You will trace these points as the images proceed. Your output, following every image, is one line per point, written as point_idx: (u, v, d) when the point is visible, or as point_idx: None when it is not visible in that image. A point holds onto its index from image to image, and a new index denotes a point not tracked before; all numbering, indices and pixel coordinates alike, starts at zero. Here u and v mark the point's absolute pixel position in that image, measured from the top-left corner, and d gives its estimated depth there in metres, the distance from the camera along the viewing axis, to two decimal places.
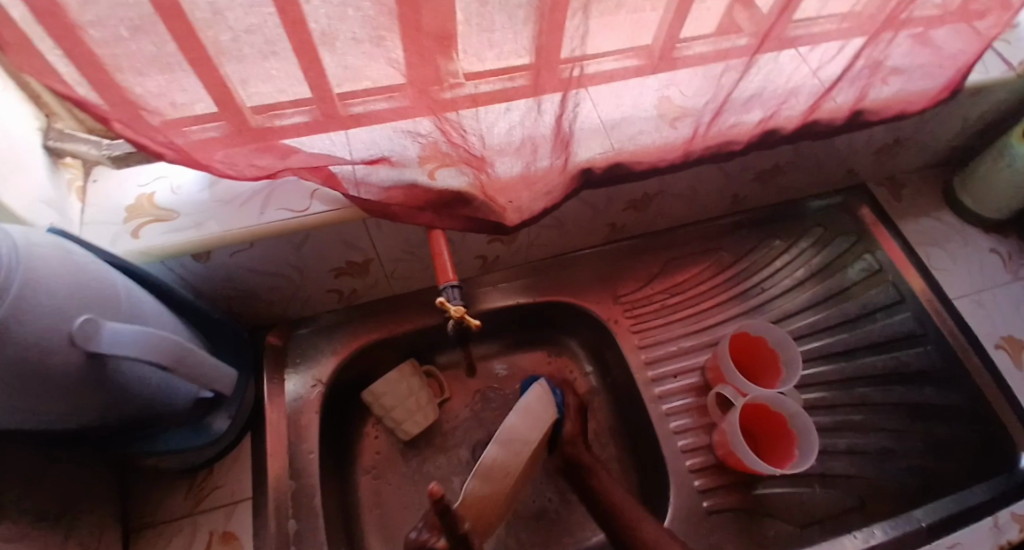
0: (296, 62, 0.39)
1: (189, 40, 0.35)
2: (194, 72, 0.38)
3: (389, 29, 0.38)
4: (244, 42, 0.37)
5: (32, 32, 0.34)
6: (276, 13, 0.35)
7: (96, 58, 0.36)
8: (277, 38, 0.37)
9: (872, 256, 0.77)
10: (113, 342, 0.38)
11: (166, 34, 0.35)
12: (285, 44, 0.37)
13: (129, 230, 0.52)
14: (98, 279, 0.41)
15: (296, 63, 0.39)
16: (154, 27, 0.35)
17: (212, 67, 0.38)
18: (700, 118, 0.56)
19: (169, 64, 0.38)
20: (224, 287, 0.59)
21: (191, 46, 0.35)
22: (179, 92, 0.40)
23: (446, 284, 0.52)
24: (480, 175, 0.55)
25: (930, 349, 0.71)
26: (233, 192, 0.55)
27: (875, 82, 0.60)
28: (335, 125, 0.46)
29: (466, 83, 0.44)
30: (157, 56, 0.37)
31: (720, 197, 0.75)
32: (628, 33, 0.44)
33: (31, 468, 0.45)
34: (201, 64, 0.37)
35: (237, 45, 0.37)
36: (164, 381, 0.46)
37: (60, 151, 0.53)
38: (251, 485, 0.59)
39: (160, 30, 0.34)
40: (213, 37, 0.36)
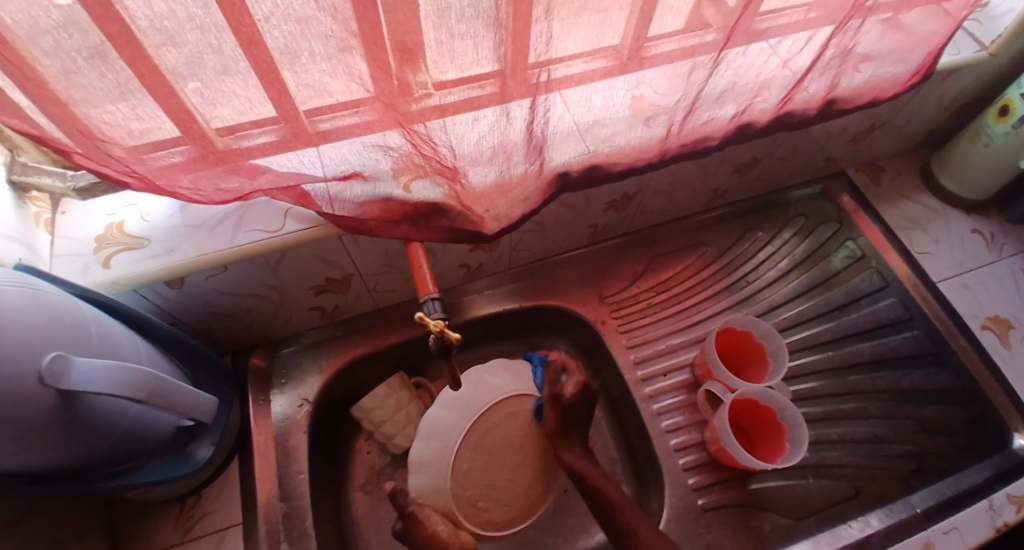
0: (256, 82, 0.38)
1: (143, 67, 0.34)
2: (153, 98, 0.37)
3: (349, 44, 0.37)
4: (201, 66, 0.36)
5: None
6: (233, 36, 0.34)
7: (50, 91, 0.35)
8: (235, 59, 0.36)
9: (853, 242, 0.78)
10: (84, 379, 0.38)
11: (119, 63, 0.34)
12: (243, 65, 0.37)
13: (99, 260, 0.51)
14: (64, 315, 0.40)
15: (256, 83, 0.38)
16: (106, 56, 0.34)
17: (170, 92, 0.37)
18: (672, 116, 0.56)
19: (126, 93, 0.37)
20: (201, 312, 0.58)
21: (146, 73, 0.35)
22: (139, 120, 0.40)
23: (426, 297, 0.51)
24: (455, 186, 0.55)
25: (917, 334, 0.72)
26: (204, 215, 0.54)
27: (847, 71, 0.59)
28: (303, 142, 0.46)
29: (434, 93, 0.43)
30: (113, 85, 0.36)
31: (700, 192, 0.75)
32: (595, 35, 0.44)
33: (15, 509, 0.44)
34: (159, 90, 0.36)
35: (194, 69, 0.36)
36: (140, 414, 0.46)
37: (25, 185, 0.52)
38: (240, 510, 0.58)
39: (113, 59, 0.34)
40: (168, 63, 0.35)
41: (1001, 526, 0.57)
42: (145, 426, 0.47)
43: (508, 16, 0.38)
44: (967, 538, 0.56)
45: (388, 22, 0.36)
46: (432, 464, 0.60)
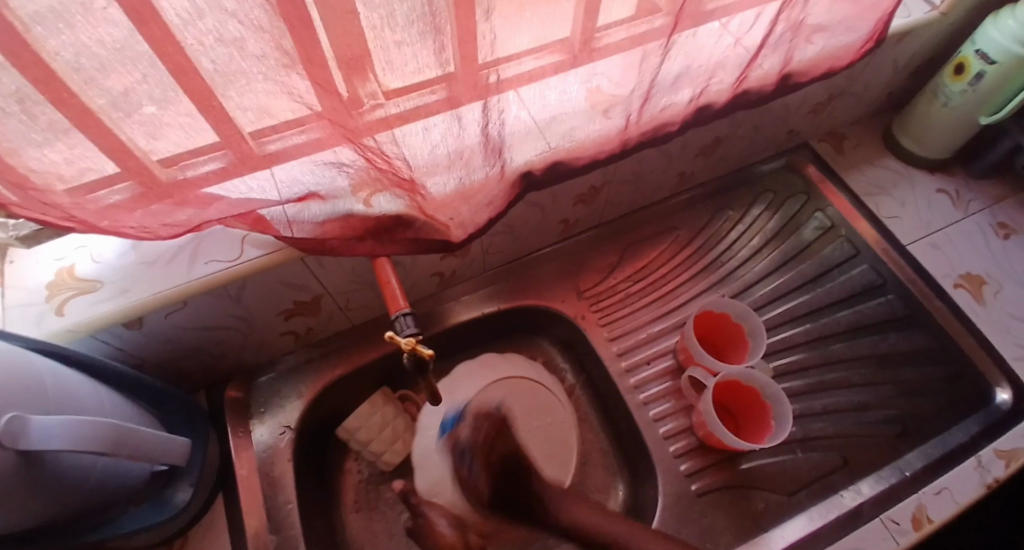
0: (194, 110, 0.36)
1: (69, 107, 0.32)
2: (85, 137, 0.35)
3: (287, 64, 0.36)
4: (131, 99, 0.34)
5: None
6: (161, 67, 0.32)
7: None
8: (167, 89, 0.34)
9: (822, 213, 0.79)
10: (43, 434, 0.36)
11: (43, 105, 0.32)
12: (177, 95, 0.35)
13: (52, 308, 0.48)
14: (17, 372, 0.38)
15: (194, 111, 0.36)
16: (27, 99, 0.32)
17: (102, 129, 0.35)
18: (629, 105, 0.55)
19: (55, 135, 0.35)
20: (167, 349, 0.56)
21: (73, 113, 0.33)
22: (74, 162, 0.38)
23: (397, 312, 0.50)
24: (416, 197, 0.53)
25: (891, 298, 0.73)
26: (158, 251, 0.52)
27: (799, 44, 0.59)
28: (252, 167, 0.44)
29: (385, 103, 0.42)
30: (40, 130, 0.34)
31: (668, 176, 0.74)
32: (542, 31, 0.43)
33: None
34: (90, 129, 0.34)
35: (123, 104, 0.34)
36: (109, 464, 0.44)
37: None
38: (231, 547, 0.57)
39: (34, 101, 0.32)
40: (96, 101, 0.33)
41: (992, 482, 0.58)
42: (116, 476, 0.45)
43: (449, 20, 0.37)
44: (958, 496, 0.57)
45: (325, 37, 0.34)
46: (429, 461, 0.60)
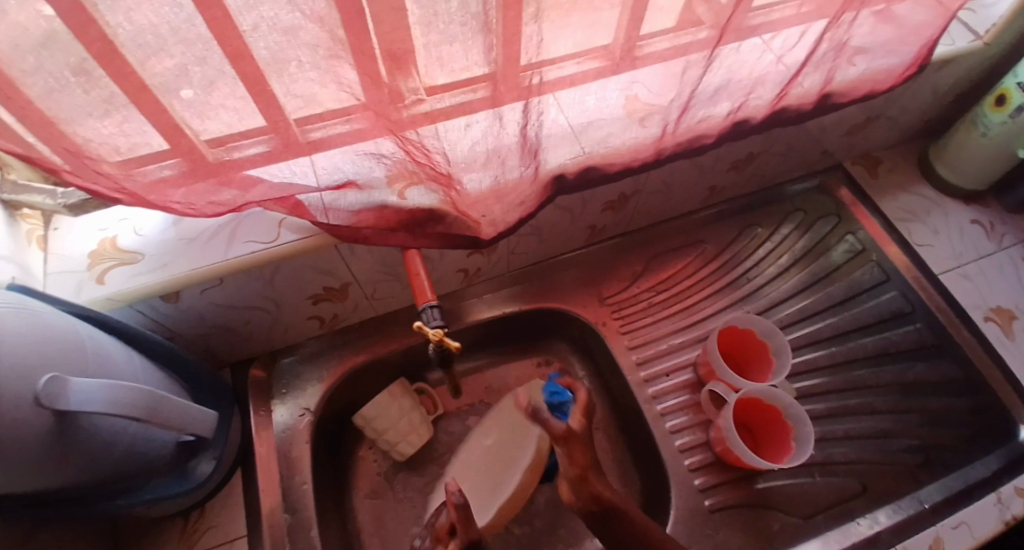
0: (245, 94, 0.38)
1: (128, 82, 0.34)
2: (140, 112, 0.37)
3: (337, 55, 0.37)
4: (186, 82, 0.36)
5: None
6: (218, 50, 0.34)
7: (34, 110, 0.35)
8: (222, 72, 0.36)
9: (853, 235, 0.78)
10: (82, 398, 0.37)
11: (105, 79, 0.34)
12: (231, 77, 0.36)
13: (94, 276, 0.50)
14: (59, 336, 0.39)
15: (245, 95, 0.38)
16: (92, 73, 0.33)
17: (157, 107, 0.36)
18: (667, 116, 0.55)
19: (109, 109, 0.36)
20: (200, 326, 0.58)
21: (133, 89, 0.34)
22: (128, 135, 0.39)
23: (424, 304, 0.50)
24: (450, 192, 0.54)
25: (920, 327, 0.72)
26: (197, 229, 0.53)
27: (841, 64, 0.59)
28: (293, 153, 0.46)
29: (426, 99, 0.43)
30: (96, 104, 0.36)
31: (698, 190, 0.74)
32: (585, 36, 0.44)
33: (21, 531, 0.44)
34: (146, 105, 0.36)
35: (180, 83, 0.36)
36: (141, 432, 0.45)
37: (16, 204, 0.51)
38: (245, 522, 0.58)
39: (98, 75, 0.33)
40: (155, 79, 0.34)
41: (1011, 519, 0.57)
42: (147, 444, 0.46)
43: (497, 22, 0.38)
44: (976, 531, 0.56)
45: (374, 29, 0.35)
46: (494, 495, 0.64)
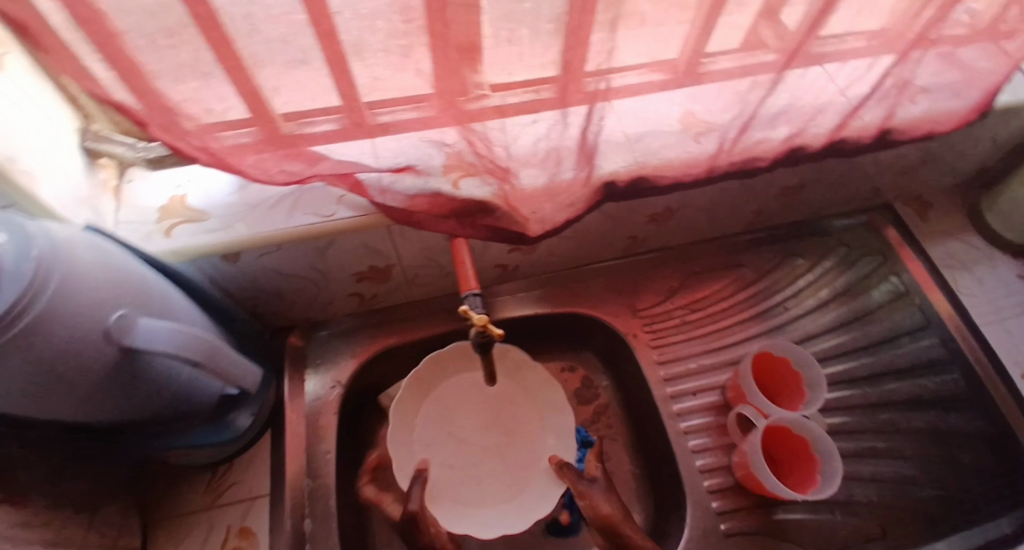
0: (326, 71, 0.41)
1: (224, 49, 0.37)
2: (230, 79, 0.40)
3: (415, 43, 0.40)
4: (279, 53, 0.39)
5: (70, 37, 0.35)
6: (309, 30, 0.38)
7: (139, 69, 0.38)
8: (310, 46, 0.39)
9: (898, 278, 0.76)
10: (146, 336, 0.39)
11: (200, 42, 0.37)
12: (318, 55, 0.40)
13: (162, 229, 0.53)
14: (129, 277, 0.42)
15: (326, 72, 0.41)
16: (187, 34, 0.37)
17: (245, 75, 0.39)
18: (725, 133, 0.56)
19: (204, 72, 0.40)
20: (250, 288, 0.60)
21: (227, 55, 0.37)
22: (215, 99, 0.43)
23: (468, 291, 0.53)
24: (505, 186, 0.55)
25: (958, 378, 0.70)
26: (262, 196, 0.56)
27: (903, 101, 0.59)
28: (362, 133, 0.48)
29: (492, 94, 0.46)
30: (193, 65, 0.39)
31: (743, 212, 0.76)
32: (653, 49, 0.46)
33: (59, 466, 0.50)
34: (237, 72, 0.39)
35: (270, 54, 0.39)
36: (193, 376, 0.47)
37: (96, 152, 0.54)
38: (269, 481, 0.61)
39: (192, 37, 0.37)
40: (248, 46, 0.38)
41: None
42: (196, 389, 0.48)
43: (565, 25, 0.40)
44: None
45: (454, 22, 0.38)
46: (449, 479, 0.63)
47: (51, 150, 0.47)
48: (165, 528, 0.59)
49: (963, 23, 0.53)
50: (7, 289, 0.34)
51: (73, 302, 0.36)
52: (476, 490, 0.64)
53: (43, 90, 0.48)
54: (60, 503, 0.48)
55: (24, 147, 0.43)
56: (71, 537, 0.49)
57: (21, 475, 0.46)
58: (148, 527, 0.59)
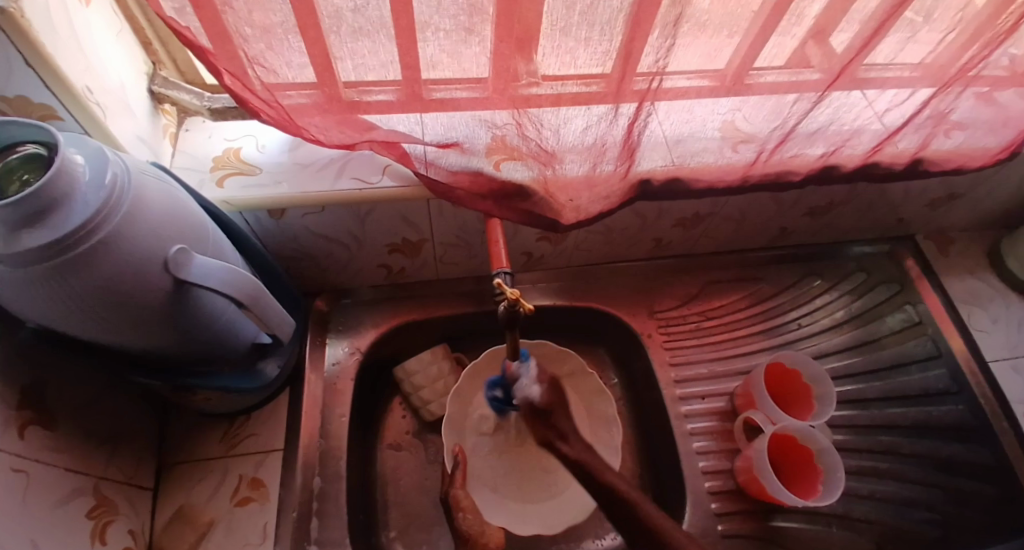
0: (392, 42, 0.43)
1: (305, 7, 0.39)
2: (301, 37, 0.42)
3: (479, 23, 0.42)
4: (349, 21, 0.41)
5: None
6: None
7: (219, 20, 0.40)
8: (381, 17, 0.41)
9: (913, 307, 0.78)
10: (200, 272, 0.41)
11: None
12: (386, 26, 0.42)
13: (214, 179, 0.55)
14: (190, 215, 0.44)
15: (392, 42, 0.43)
16: None
17: (317, 36, 0.42)
18: (765, 144, 0.57)
19: (277, 30, 0.42)
20: (287, 246, 0.62)
21: (305, 14, 0.40)
22: (281, 59, 0.44)
23: (499, 270, 0.53)
24: (546, 171, 0.57)
25: (962, 408, 0.71)
26: (312, 157, 0.58)
27: (938, 134, 0.61)
28: (417, 107, 0.50)
29: (543, 83, 0.47)
30: (268, 22, 0.41)
31: (768, 227, 0.78)
32: (707, 57, 0.48)
33: (81, 399, 0.51)
34: (310, 32, 0.41)
35: (341, 18, 0.41)
36: (232, 317, 0.49)
37: (161, 97, 0.56)
38: (282, 438, 0.61)
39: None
40: (324, 10, 0.40)
41: None
42: (232, 331, 0.50)
43: (625, 21, 0.42)
44: None
45: (521, 6, 0.40)
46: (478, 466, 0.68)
47: (122, 89, 0.50)
48: (178, 472, 0.60)
49: (1003, 65, 0.54)
50: (77, 212, 0.35)
51: (136, 231, 0.38)
52: (514, 482, 0.68)
53: (120, 31, 0.51)
54: (79, 434, 0.50)
55: (100, 81, 0.46)
56: (88, 466, 0.50)
57: (49, 400, 0.47)
58: (163, 469, 0.60)
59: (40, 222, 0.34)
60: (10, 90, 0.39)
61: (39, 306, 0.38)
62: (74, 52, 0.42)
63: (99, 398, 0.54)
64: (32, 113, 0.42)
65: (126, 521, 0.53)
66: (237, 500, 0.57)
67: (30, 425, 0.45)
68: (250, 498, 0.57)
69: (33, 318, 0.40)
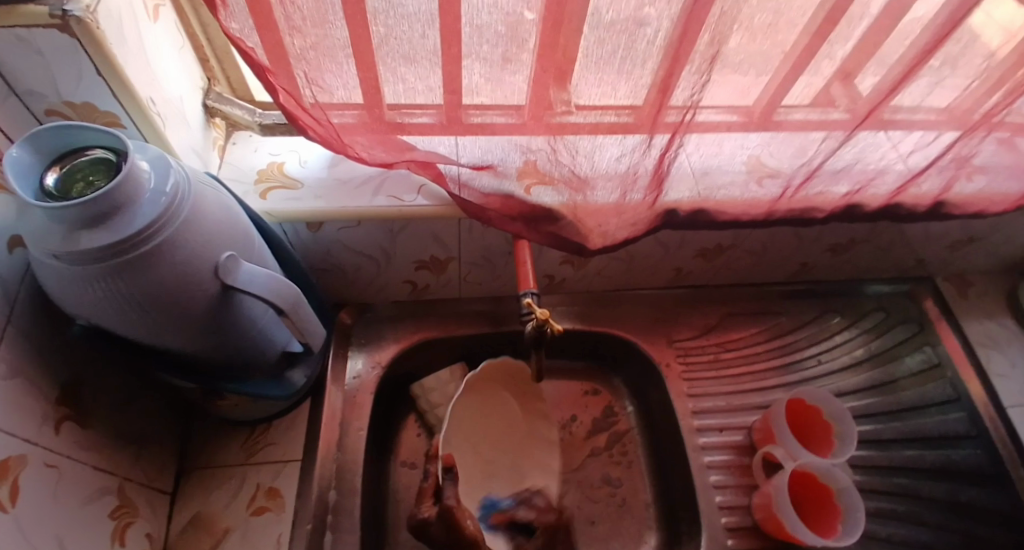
0: (439, 68, 0.45)
1: (361, 33, 0.42)
2: (354, 60, 0.44)
3: (521, 54, 0.44)
4: (400, 47, 0.44)
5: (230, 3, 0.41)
6: (436, 27, 0.42)
7: (281, 43, 0.43)
8: (430, 45, 0.43)
9: (932, 348, 0.77)
10: (245, 280, 0.42)
11: (342, 23, 0.42)
12: (433, 53, 0.44)
13: (258, 191, 0.57)
14: (241, 225, 0.46)
15: (439, 68, 0.45)
16: (333, 16, 0.41)
17: (370, 62, 0.44)
18: (791, 179, 0.59)
19: (334, 51, 0.44)
20: (319, 257, 0.64)
21: (361, 38, 0.42)
22: (333, 79, 0.46)
23: (525, 290, 0.54)
24: (576, 196, 0.59)
25: (979, 451, 0.70)
26: (351, 173, 0.61)
27: (960, 177, 0.63)
28: (455, 130, 0.52)
29: (575, 113, 0.49)
30: (325, 44, 0.43)
31: (789, 261, 0.79)
32: (739, 93, 0.50)
33: (115, 397, 0.53)
34: (364, 56, 0.43)
35: (393, 45, 0.43)
36: (267, 325, 0.50)
37: (214, 111, 0.60)
38: (303, 447, 0.62)
39: (337, 20, 0.41)
40: (377, 37, 0.43)
41: None
42: (266, 339, 0.51)
43: (662, 57, 0.44)
44: None
45: (563, 42, 0.43)
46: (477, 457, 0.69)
47: (181, 103, 0.52)
48: (195, 477, 0.60)
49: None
50: (139, 217, 0.37)
51: (191, 238, 0.40)
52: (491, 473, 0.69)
53: (183, 48, 0.54)
54: (107, 433, 0.51)
55: (162, 94, 0.48)
56: (114, 466, 0.51)
57: (83, 397, 0.48)
58: (182, 473, 0.60)
59: (104, 224, 0.36)
60: (77, 96, 0.43)
61: (92, 306, 0.40)
62: (142, 64, 0.45)
63: (130, 396, 0.55)
64: (97, 119, 0.45)
65: (145, 525, 0.53)
66: (253, 509, 0.57)
67: (66, 421, 0.46)
68: (267, 507, 0.57)
69: (80, 315, 0.41)
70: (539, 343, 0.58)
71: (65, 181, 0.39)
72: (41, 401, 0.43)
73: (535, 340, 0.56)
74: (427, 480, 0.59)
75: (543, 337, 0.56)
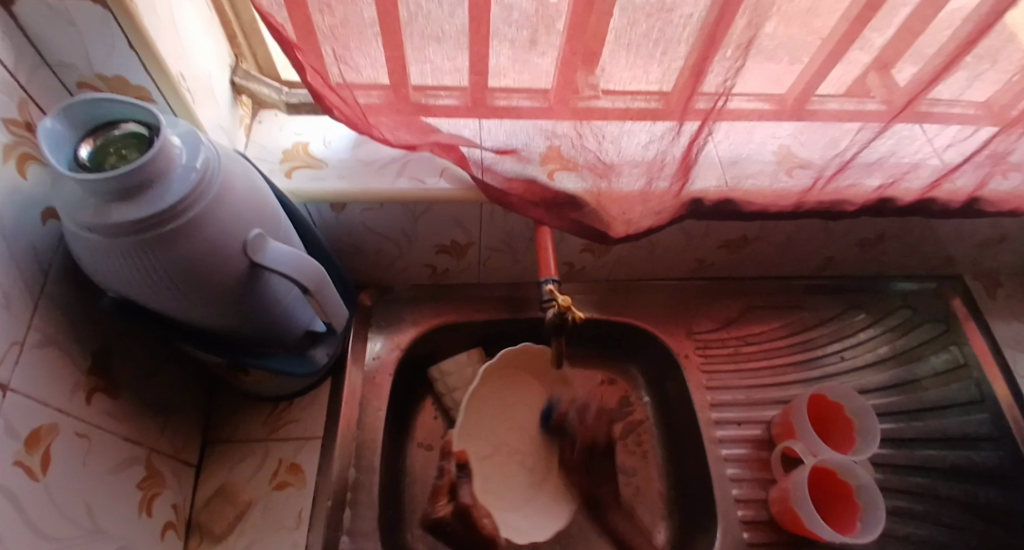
0: (466, 48, 0.45)
1: (389, 11, 0.41)
2: (382, 39, 0.44)
3: (550, 36, 0.44)
4: (428, 27, 0.43)
5: None
6: (465, 7, 0.41)
7: (310, 21, 0.42)
8: (458, 25, 0.43)
9: (958, 348, 0.75)
10: (271, 257, 0.43)
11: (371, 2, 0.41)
12: (461, 33, 0.43)
13: (283, 169, 0.58)
14: (269, 204, 0.46)
15: (466, 49, 0.45)
16: None
17: (398, 42, 0.44)
18: (822, 170, 0.57)
19: (362, 29, 0.44)
20: (342, 238, 0.64)
21: (389, 17, 0.42)
22: (360, 58, 0.46)
23: (547, 277, 0.54)
24: (601, 183, 0.58)
25: (1002, 454, 0.68)
26: (375, 155, 0.61)
27: (998, 173, 0.61)
28: (481, 113, 0.51)
29: (602, 97, 0.49)
30: (353, 22, 0.43)
31: (814, 255, 0.78)
32: (773, 80, 0.48)
33: (141, 369, 0.54)
34: (391, 36, 0.43)
35: (421, 24, 0.43)
36: (293, 304, 0.51)
37: (241, 88, 0.60)
38: (322, 426, 0.63)
39: None
40: (406, 16, 0.42)
41: None
42: (291, 318, 0.52)
43: (694, 41, 0.43)
44: None
45: (593, 24, 0.42)
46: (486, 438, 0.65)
47: (209, 78, 0.52)
48: (218, 450, 0.61)
49: None
50: (171, 192, 0.37)
51: (220, 214, 0.40)
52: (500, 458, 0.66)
53: (212, 23, 0.54)
54: (134, 403, 0.52)
55: (190, 69, 0.48)
56: (141, 435, 0.52)
57: (114, 370, 0.50)
58: (204, 446, 0.62)
59: (136, 197, 0.37)
60: (110, 69, 0.43)
61: (124, 279, 0.41)
62: (171, 37, 0.45)
63: (156, 368, 0.56)
64: (129, 93, 0.45)
65: (171, 496, 0.55)
66: (276, 482, 0.59)
67: (97, 392, 0.47)
68: (289, 482, 0.59)
69: (113, 288, 0.42)
70: (560, 329, 0.57)
71: (98, 153, 0.39)
72: (73, 372, 0.45)
73: (556, 325, 0.56)
74: (442, 477, 0.58)
75: (564, 323, 0.56)
